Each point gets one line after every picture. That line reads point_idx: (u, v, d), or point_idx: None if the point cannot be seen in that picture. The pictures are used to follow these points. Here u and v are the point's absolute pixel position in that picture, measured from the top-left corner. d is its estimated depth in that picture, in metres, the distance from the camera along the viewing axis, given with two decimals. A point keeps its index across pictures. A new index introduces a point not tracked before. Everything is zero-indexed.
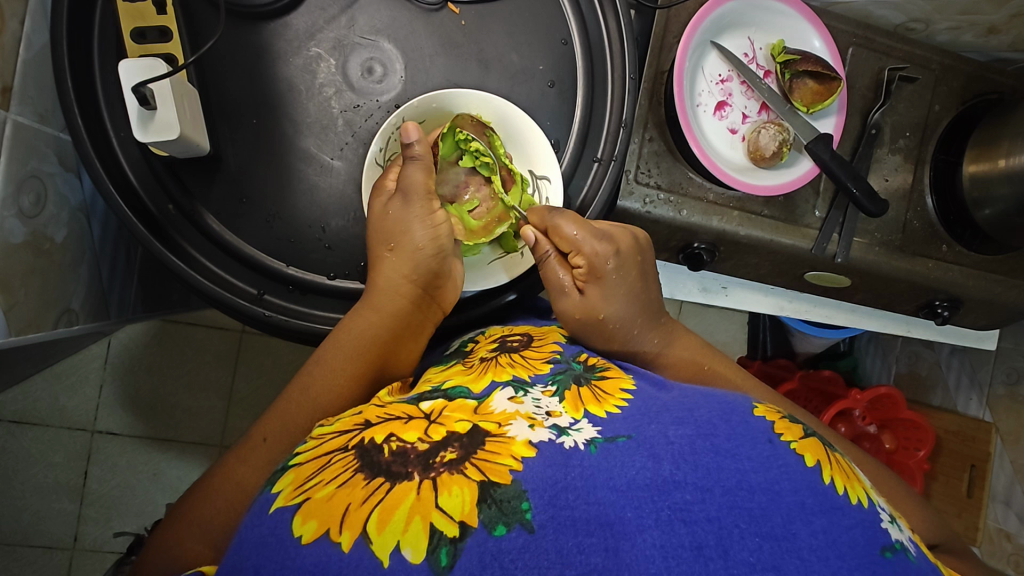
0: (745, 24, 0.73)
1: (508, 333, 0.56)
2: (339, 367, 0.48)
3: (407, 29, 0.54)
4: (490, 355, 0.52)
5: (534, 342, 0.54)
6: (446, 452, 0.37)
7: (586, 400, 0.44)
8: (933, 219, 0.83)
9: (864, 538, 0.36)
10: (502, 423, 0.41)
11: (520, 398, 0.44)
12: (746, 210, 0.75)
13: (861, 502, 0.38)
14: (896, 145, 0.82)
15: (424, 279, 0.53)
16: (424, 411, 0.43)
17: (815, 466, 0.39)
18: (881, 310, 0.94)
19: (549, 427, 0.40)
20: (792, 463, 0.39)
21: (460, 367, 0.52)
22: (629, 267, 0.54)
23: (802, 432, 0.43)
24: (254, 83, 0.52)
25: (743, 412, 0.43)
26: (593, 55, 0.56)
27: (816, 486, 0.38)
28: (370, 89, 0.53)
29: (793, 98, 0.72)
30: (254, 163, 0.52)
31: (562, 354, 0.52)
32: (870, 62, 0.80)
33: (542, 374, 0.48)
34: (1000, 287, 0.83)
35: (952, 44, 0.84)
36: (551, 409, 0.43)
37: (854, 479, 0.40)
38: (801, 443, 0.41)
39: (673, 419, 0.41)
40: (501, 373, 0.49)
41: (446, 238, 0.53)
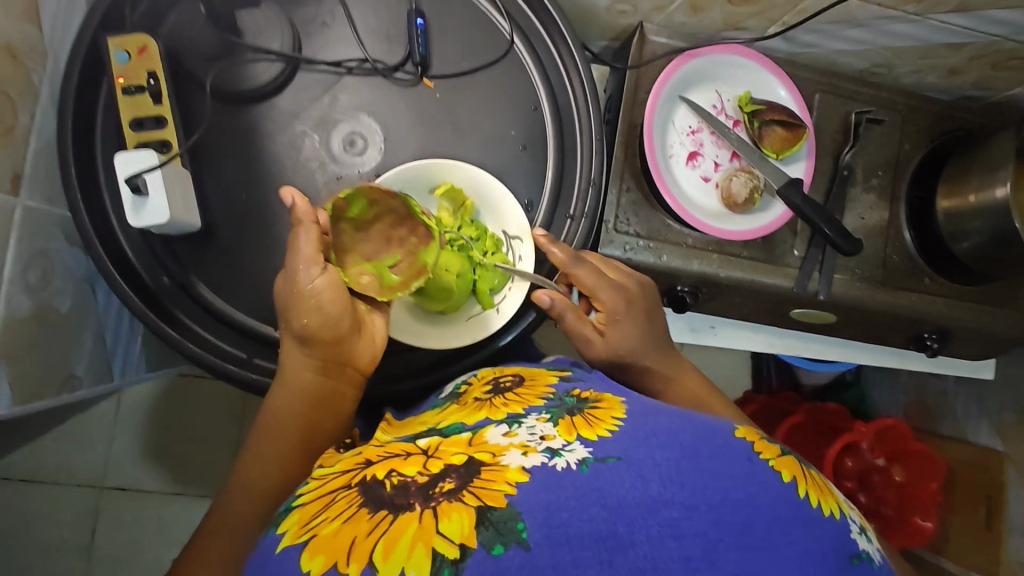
0: (712, 79, 0.77)
1: (501, 374, 0.57)
2: (273, 443, 0.52)
3: (387, 105, 0.57)
4: (484, 397, 0.54)
5: (526, 382, 0.55)
6: (444, 482, 0.38)
7: (580, 426, 0.45)
8: (914, 253, 0.84)
9: (834, 544, 0.39)
10: (496, 453, 0.41)
11: (515, 430, 0.45)
12: (724, 253, 0.78)
13: (833, 514, 0.41)
14: (870, 184, 0.84)
15: (324, 350, 0.53)
16: (421, 447, 0.45)
17: (790, 481, 0.42)
18: (873, 344, 0.94)
19: (543, 451, 0.41)
20: (769, 479, 0.41)
21: (455, 407, 0.54)
22: (636, 308, 0.59)
23: (781, 449, 0.45)
24: (243, 160, 0.56)
25: (725, 434, 0.45)
26: (562, 119, 0.59)
27: (793, 500, 0.40)
28: (351, 161, 0.57)
29: (762, 144, 0.76)
30: (243, 233, 0.55)
31: (554, 392, 0.53)
32: (839, 106, 0.83)
33: (536, 406, 0.49)
34: (988, 317, 0.84)
35: (917, 86, 0.88)
36: (545, 434, 0.43)
37: (828, 493, 0.43)
38: (778, 459, 0.43)
39: (661, 439, 0.42)
40: (496, 412, 0.49)
41: (330, 307, 0.51)
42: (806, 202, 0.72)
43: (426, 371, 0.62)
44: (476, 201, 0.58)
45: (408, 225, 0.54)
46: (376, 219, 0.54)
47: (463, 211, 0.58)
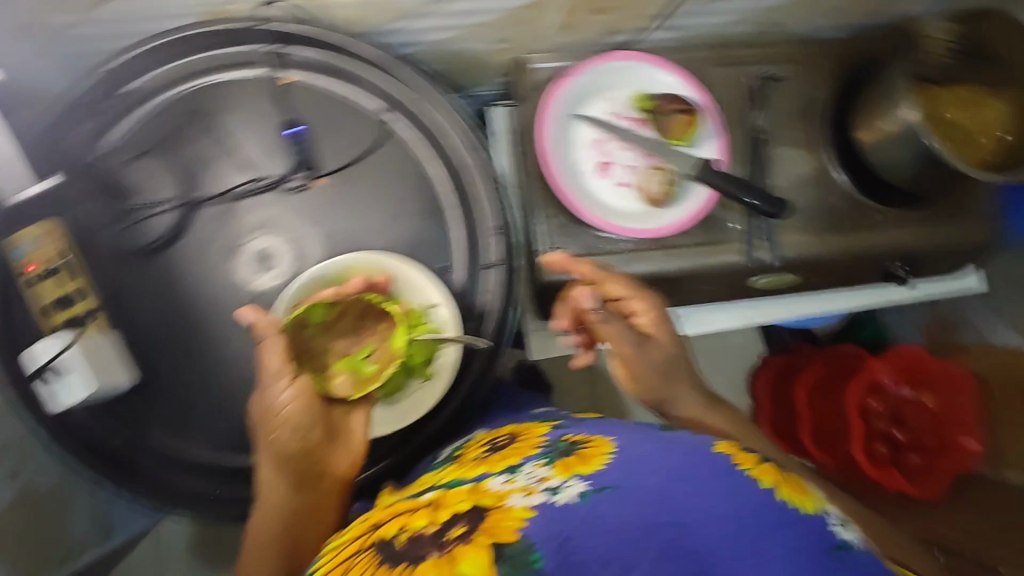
0: (602, 88, 0.77)
1: (495, 435, 0.56)
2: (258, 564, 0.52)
3: (288, 216, 0.59)
4: (480, 455, 0.53)
5: (519, 437, 0.54)
6: (455, 529, 0.40)
7: (574, 462, 0.45)
8: (855, 192, 0.83)
9: (822, 540, 0.39)
10: (499, 497, 0.42)
11: (514, 477, 0.45)
12: (665, 247, 0.78)
13: (811, 511, 0.41)
14: (789, 139, 0.84)
15: (298, 463, 0.54)
16: (425, 501, 0.46)
17: (768, 487, 0.42)
18: (850, 287, 0.92)
19: (544, 490, 0.42)
20: (749, 488, 0.41)
21: (453, 467, 0.53)
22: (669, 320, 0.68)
23: (759, 460, 0.46)
24: (168, 306, 0.58)
25: (704, 450, 0.46)
26: (456, 178, 0.61)
27: (772, 503, 0.40)
28: (267, 277, 0.59)
29: (669, 135, 0.77)
30: (189, 372, 0.58)
31: (549, 439, 0.51)
32: (738, 74, 0.83)
33: (533, 454, 0.48)
34: (943, 233, 0.84)
35: (810, 30, 0.88)
36: (543, 476, 0.44)
37: (804, 492, 0.43)
38: (757, 468, 0.44)
39: (647, 465, 0.43)
40: (495, 465, 0.49)
41: (296, 417, 0.54)
42: (723, 180, 0.73)
43: (401, 449, 0.63)
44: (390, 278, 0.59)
45: (375, 314, 0.58)
46: (342, 316, 0.57)
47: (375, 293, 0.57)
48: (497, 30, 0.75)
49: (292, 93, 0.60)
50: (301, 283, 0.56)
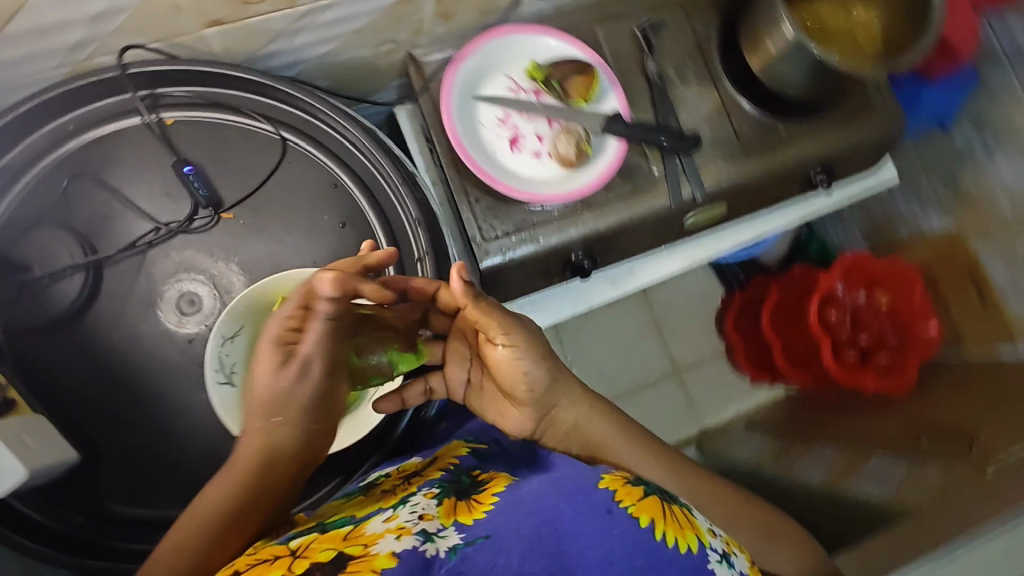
0: (496, 66, 0.77)
1: (410, 464, 0.61)
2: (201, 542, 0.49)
3: (202, 256, 0.57)
4: (388, 488, 0.57)
5: (432, 464, 0.61)
6: None
7: (459, 510, 0.51)
8: (760, 114, 0.86)
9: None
10: (366, 544, 0.45)
11: (394, 515, 0.49)
12: (593, 207, 0.78)
13: (689, 549, 0.48)
14: (687, 78, 0.85)
15: (303, 450, 0.53)
16: (294, 547, 0.45)
17: (648, 525, 0.48)
18: (778, 206, 0.95)
19: (416, 534, 0.46)
20: (626, 529, 0.48)
21: (359, 499, 0.56)
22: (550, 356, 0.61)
23: (643, 491, 0.51)
24: (94, 376, 0.55)
25: (588, 486, 0.51)
26: (365, 180, 0.61)
27: (647, 545, 0.47)
28: (194, 321, 0.57)
29: (569, 98, 0.77)
30: (131, 437, 0.55)
31: (447, 476, 0.58)
32: (622, 27, 0.85)
33: (428, 488, 0.54)
34: (849, 136, 0.88)
35: None
36: (424, 514, 0.49)
37: (687, 528, 0.50)
38: (639, 504, 0.49)
39: (527, 508, 0.49)
40: (385, 502, 0.53)
41: (336, 408, 0.54)
42: (630, 129, 0.75)
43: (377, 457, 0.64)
44: None
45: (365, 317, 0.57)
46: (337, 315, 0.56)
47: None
48: (376, 32, 0.75)
49: (179, 133, 0.58)
50: (235, 304, 0.52)
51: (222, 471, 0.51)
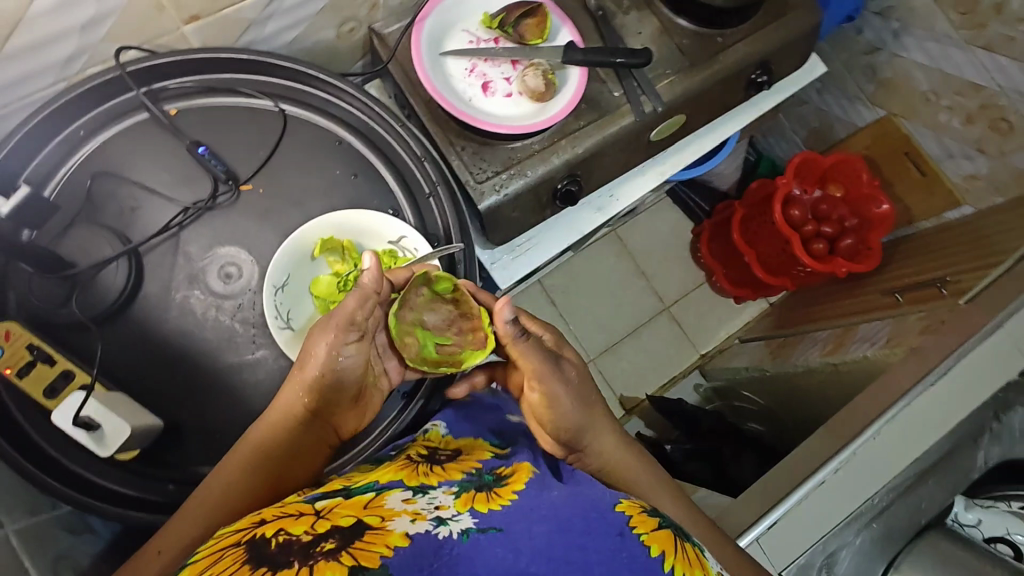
0: (454, 23, 0.83)
1: (440, 447, 0.63)
2: (252, 481, 0.53)
3: (232, 227, 0.61)
4: (417, 461, 0.59)
5: (460, 454, 0.61)
6: (327, 543, 0.40)
7: (477, 500, 0.51)
8: (696, 26, 0.94)
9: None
10: (387, 519, 0.45)
11: (415, 499, 0.49)
12: (568, 135, 0.85)
13: None
14: (625, 7, 0.93)
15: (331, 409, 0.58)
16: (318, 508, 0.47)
17: (658, 554, 0.46)
18: (729, 112, 1.04)
19: (431, 519, 0.45)
20: (637, 553, 0.46)
21: (389, 467, 0.58)
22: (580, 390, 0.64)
23: (656, 525, 0.50)
24: (154, 355, 0.58)
25: (604, 508, 0.51)
26: (366, 132, 0.65)
27: (651, 565, 0.45)
28: (237, 287, 0.60)
29: (527, 38, 0.83)
30: (201, 405, 0.58)
31: (479, 468, 0.58)
32: None
33: (451, 480, 0.55)
34: (778, 33, 0.97)
35: None
36: (441, 505, 0.49)
37: (695, 565, 0.47)
38: (651, 533, 0.48)
39: (540, 515, 0.48)
40: (410, 480, 0.54)
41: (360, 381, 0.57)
42: (588, 54, 0.81)
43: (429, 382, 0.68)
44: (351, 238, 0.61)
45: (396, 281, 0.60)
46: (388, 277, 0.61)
47: (349, 255, 0.60)
48: (336, 12, 0.80)
49: (185, 120, 0.62)
50: (280, 255, 0.57)
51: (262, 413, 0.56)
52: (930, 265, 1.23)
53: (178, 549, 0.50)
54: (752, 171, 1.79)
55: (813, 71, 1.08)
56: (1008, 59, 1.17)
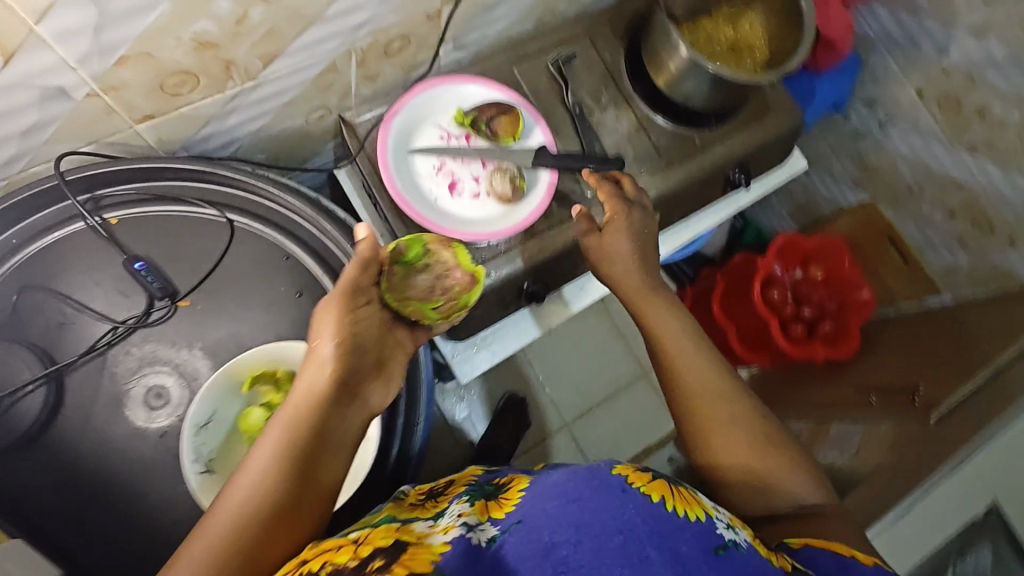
0: (425, 118, 0.81)
1: (434, 484, 0.66)
2: (272, 473, 0.46)
3: (162, 346, 0.58)
4: (419, 498, 0.62)
5: (452, 482, 0.65)
6: (375, 561, 0.44)
7: (489, 503, 0.54)
8: (674, 125, 0.92)
9: (698, 543, 0.48)
10: (419, 536, 0.49)
11: (436, 519, 0.54)
12: (536, 236, 0.82)
13: (699, 518, 0.50)
14: (603, 103, 0.91)
15: (354, 381, 0.53)
16: (353, 536, 0.50)
17: (660, 501, 0.50)
18: (706, 207, 1.03)
19: (460, 526, 0.50)
20: (642, 503, 0.49)
21: (398, 503, 0.60)
22: (621, 244, 0.74)
23: (651, 476, 0.52)
24: (68, 486, 0.55)
25: (602, 471, 0.51)
26: (315, 248, 0.63)
27: (662, 517, 0.48)
28: (164, 413, 0.57)
29: (499, 137, 0.81)
30: (113, 543, 0.55)
31: (477, 481, 0.63)
32: (535, 64, 0.90)
33: (456, 496, 0.59)
34: (758, 134, 0.96)
35: (583, 8, 0.96)
36: (461, 513, 0.53)
37: (693, 502, 0.52)
38: (649, 485, 0.51)
39: (546, 494, 0.51)
40: (425, 509, 0.57)
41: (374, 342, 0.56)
42: (559, 158, 0.79)
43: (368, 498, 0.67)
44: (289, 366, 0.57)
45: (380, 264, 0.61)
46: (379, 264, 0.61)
47: (284, 384, 0.56)
48: (304, 103, 0.78)
49: (124, 231, 0.60)
50: (206, 388, 0.53)
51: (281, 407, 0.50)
52: (905, 361, 1.21)
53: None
54: (737, 238, 1.77)
55: (797, 167, 1.07)
56: (990, 161, 1.17)
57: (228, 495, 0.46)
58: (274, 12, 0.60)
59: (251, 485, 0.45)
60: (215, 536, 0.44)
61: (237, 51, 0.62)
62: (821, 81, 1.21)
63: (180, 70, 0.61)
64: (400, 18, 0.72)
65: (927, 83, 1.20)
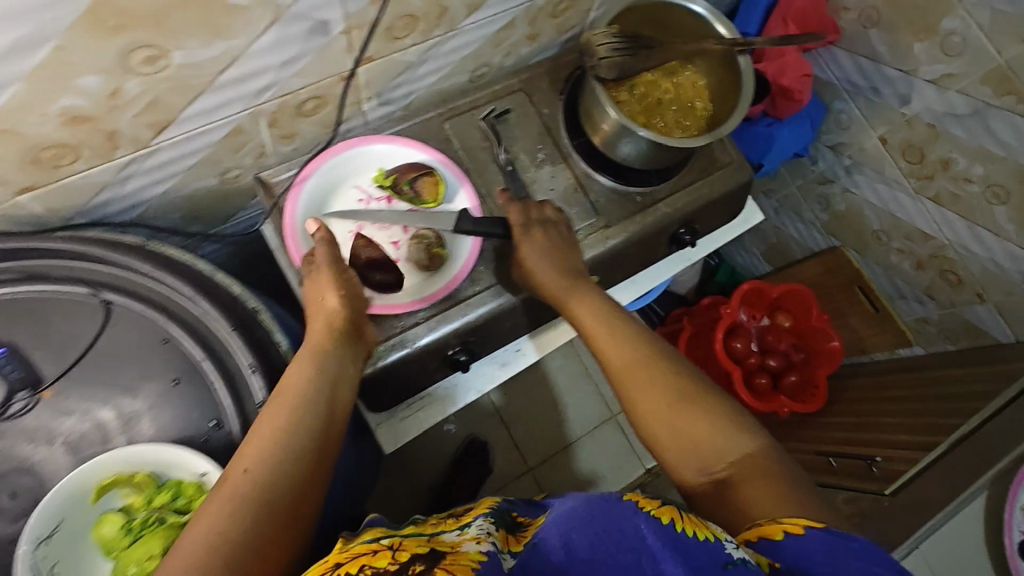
0: (343, 180, 0.78)
1: (456, 511, 0.64)
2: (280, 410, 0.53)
3: (18, 443, 0.55)
4: (440, 521, 0.61)
5: (472, 507, 0.63)
6: (415, 565, 0.44)
7: (513, 539, 0.54)
8: (614, 181, 0.88)
9: (709, 560, 0.43)
10: (454, 545, 0.48)
11: (465, 532, 0.52)
12: (460, 303, 0.78)
13: (708, 538, 0.45)
14: (539, 160, 0.88)
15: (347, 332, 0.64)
16: (385, 543, 0.49)
17: (669, 521, 0.45)
18: (654, 263, 0.99)
19: (490, 542, 0.49)
20: (650, 526, 0.45)
21: (419, 526, 0.59)
22: (546, 244, 0.75)
23: (660, 501, 0.49)
24: None
25: (612, 499, 0.49)
26: (195, 330, 0.59)
27: (670, 534, 0.44)
28: (17, 516, 0.54)
29: (421, 199, 0.78)
30: None
31: (499, 504, 0.62)
32: (467, 120, 0.87)
33: (480, 514, 0.58)
34: (705, 189, 0.92)
35: (522, 59, 0.93)
36: (489, 532, 0.52)
37: (703, 525, 0.47)
38: (659, 508, 0.47)
39: (563, 516, 0.50)
40: (450, 526, 0.56)
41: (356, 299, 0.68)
42: (478, 224, 0.75)
43: None
44: (149, 468, 0.54)
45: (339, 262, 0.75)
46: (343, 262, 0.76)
47: (144, 487, 0.53)
48: (213, 164, 0.74)
49: None
50: (47, 501, 0.50)
51: (288, 369, 0.58)
52: (868, 422, 1.16)
53: (224, 516, 0.45)
54: (710, 277, 1.73)
55: (751, 219, 1.03)
56: (956, 214, 1.12)
57: (246, 442, 0.51)
58: (156, 83, 0.57)
59: (268, 425, 0.52)
60: (236, 475, 0.48)
61: (119, 122, 0.59)
62: (781, 129, 1.17)
63: (53, 144, 0.57)
64: (307, 80, 0.69)
65: (890, 132, 1.15)
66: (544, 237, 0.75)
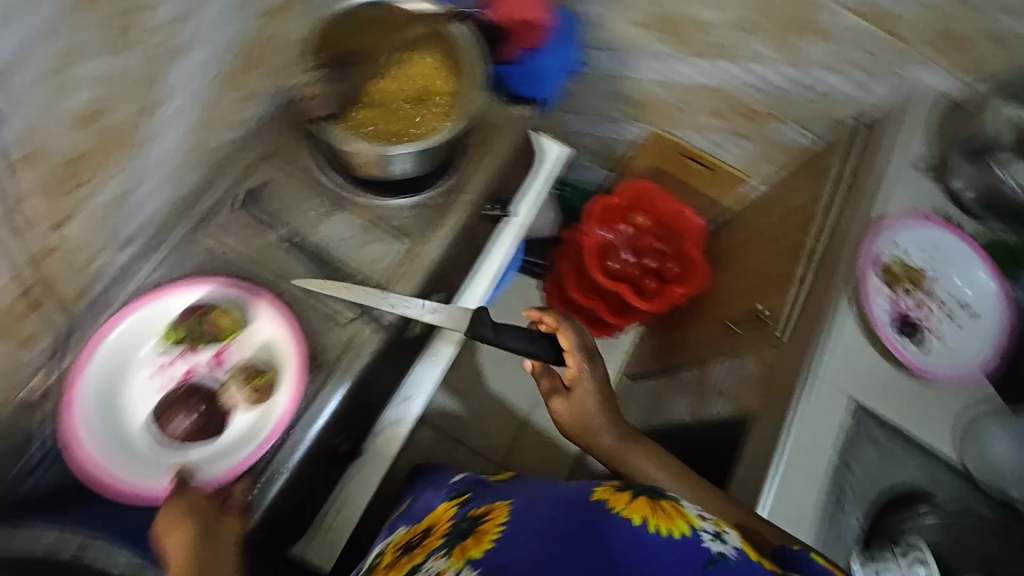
0: (128, 359, 0.71)
1: (410, 538, 0.66)
2: None
3: None
4: (396, 557, 0.63)
5: (430, 528, 0.65)
6: None
7: (471, 546, 0.56)
8: (406, 199, 0.84)
9: (687, 559, 0.49)
10: None
11: None
12: (312, 403, 0.71)
13: (683, 534, 0.51)
14: (321, 216, 0.81)
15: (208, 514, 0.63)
16: None
17: (640, 521, 0.52)
18: (487, 246, 0.94)
19: None
20: (621, 530, 0.52)
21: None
22: (610, 406, 0.83)
23: (632, 495, 0.56)
24: None
25: (581, 504, 0.57)
26: None
27: (643, 538, 0.51)
28: None
29: (223, 335, 0.73)
30: None
31: (459, 517, 0.64)
32: (222, 217, 0.77)
33: (434, 547, 0.60)
34: (491, 160, 0.89)
35: (250, 121, 0.84)
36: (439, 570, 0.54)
37: (676, 517, 0.53)
38: (630, 508, 0.54)
39: (531, 531, 0.55)
40: (403, 569, 0.59)
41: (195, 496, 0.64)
42: (500, 331, 0.79)
43: None
44: None
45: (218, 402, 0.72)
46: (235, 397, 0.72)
47: None
48: None
49: None
50: None
51: None
52: (745, 279, 1.21)
53: None
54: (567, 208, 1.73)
55: (557, 155, 1.01)
56: (726, 61, 1.14)
57: None
58: None
59: None
60: None
61: None
62: (543, 58, 1.15)
63: None
64: None
65: (635, 14, 1.15)
66: (609, 394, 0.84)
